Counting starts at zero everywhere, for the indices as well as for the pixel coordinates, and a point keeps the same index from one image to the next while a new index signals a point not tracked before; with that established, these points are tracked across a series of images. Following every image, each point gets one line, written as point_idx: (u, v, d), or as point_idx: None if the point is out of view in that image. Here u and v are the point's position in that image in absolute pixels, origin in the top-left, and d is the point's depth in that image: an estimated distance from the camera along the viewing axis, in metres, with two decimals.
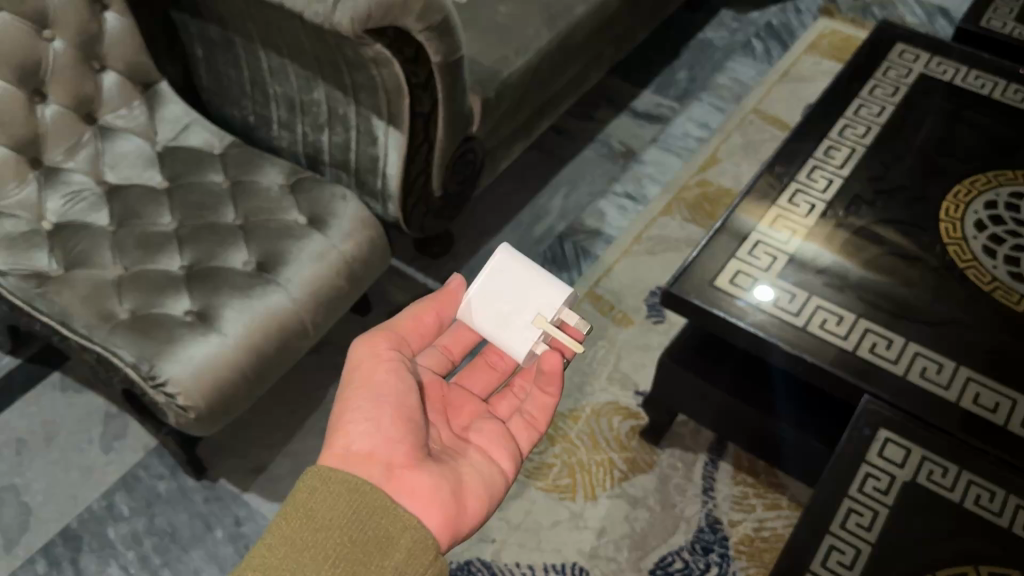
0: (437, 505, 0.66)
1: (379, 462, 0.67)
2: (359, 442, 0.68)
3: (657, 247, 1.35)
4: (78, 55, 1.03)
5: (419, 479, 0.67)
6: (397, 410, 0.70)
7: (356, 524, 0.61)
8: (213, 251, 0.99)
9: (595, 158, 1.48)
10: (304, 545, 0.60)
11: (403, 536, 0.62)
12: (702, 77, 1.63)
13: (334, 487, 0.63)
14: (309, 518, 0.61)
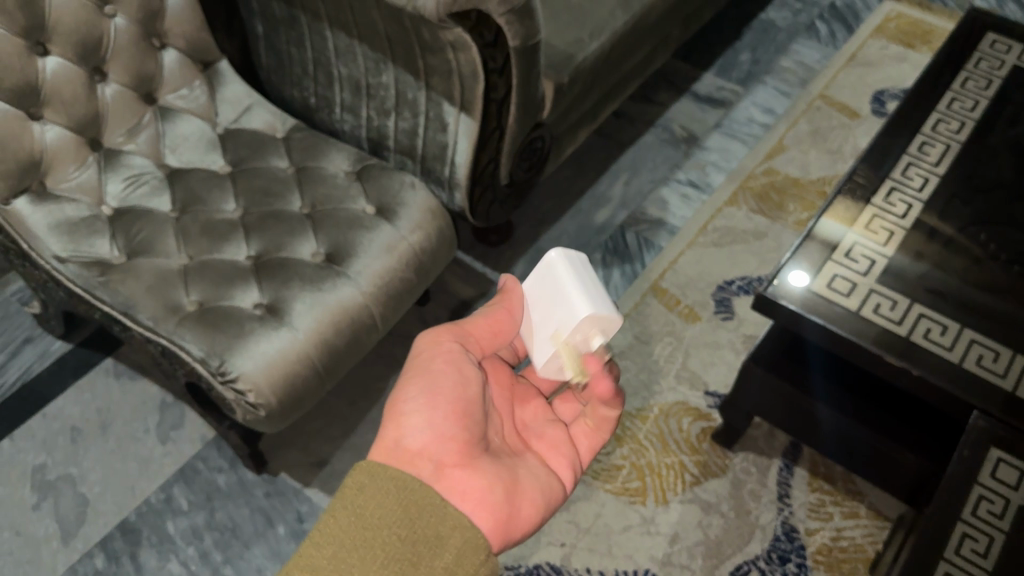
0: (491, 510, 0.65)
1: (431, 460, 0.65)
2: (412, 437, 0.66)
3: (723, 239, 1.30)
4: (139, 32, 0.99)
5: (474, 483, 0.65)
6: (452, 404, 0.68)
7: (406, 520, 0.59)
8: (281, 241, 0.95)
9: (656, 144, 1.43)
10: (352, 543, 0.58)
11: (454, 534, 0.59)
12: (766, 59, 1.56)
13: (381, 482, 0.60)
14: (355, 515, 0.59)
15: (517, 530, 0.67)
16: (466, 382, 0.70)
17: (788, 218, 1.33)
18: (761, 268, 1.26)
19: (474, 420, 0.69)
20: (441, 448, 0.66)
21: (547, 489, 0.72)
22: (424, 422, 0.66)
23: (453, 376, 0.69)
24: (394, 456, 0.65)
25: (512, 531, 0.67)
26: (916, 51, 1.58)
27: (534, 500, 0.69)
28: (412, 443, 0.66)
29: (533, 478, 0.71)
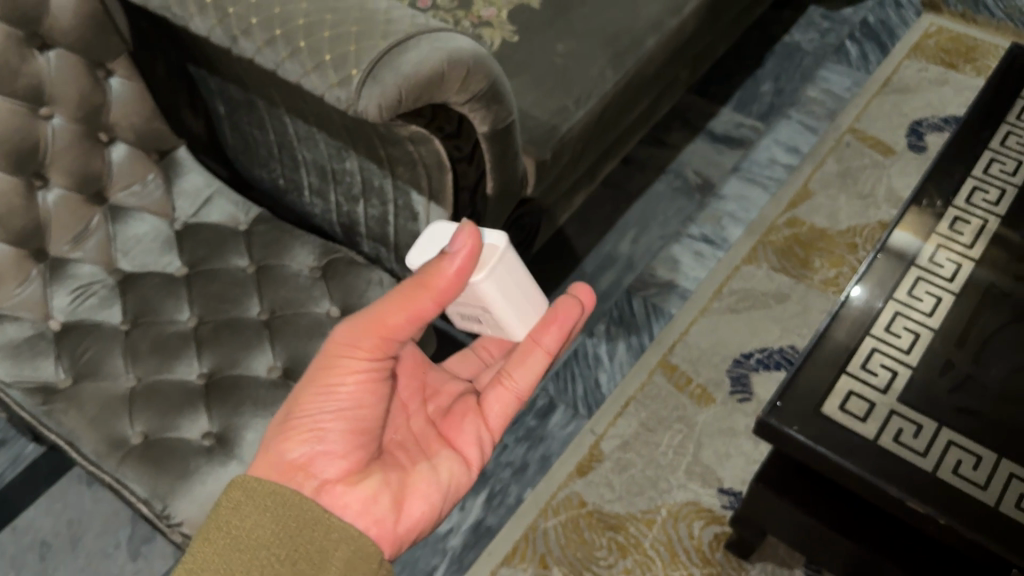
0: (372, 520, 0.68)
1: (314, 476, 0.67)
2: (297, 451, 0.67)
3: (740, 303, 1.17)
4: (81, 131, 0.91)
5: (358, 494, 0.68)
6: (346, 418, 0.67)
7: (286, 540, 0.63)
8: (234, 357, 0.88)
9: (667, 194, 1.31)
10: (224, 566, 0.62)
11: (339, 549, 0.64)
12: (790, 89, 1.43)
13: (260, 500, 0.64)
14: (235, 539, 0.62)
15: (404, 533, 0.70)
16: (370, 398, 0.68)
17: (814, 276, 1.20)
18: (783, 338, 1.14)
19: (371, 434, 0.69)
20: (326, 466, 0.67)
21: (440, 482, 0.75)
22: (312, 435, 0.67)
23: (360, 398, 0.67)
24: (277, 472, 0.66)
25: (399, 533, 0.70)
26: (958, 72, 1.43)
27: (423, 498, 0.72)
28: (298, 457, 0.67)
29: (425, 476, 0.74)
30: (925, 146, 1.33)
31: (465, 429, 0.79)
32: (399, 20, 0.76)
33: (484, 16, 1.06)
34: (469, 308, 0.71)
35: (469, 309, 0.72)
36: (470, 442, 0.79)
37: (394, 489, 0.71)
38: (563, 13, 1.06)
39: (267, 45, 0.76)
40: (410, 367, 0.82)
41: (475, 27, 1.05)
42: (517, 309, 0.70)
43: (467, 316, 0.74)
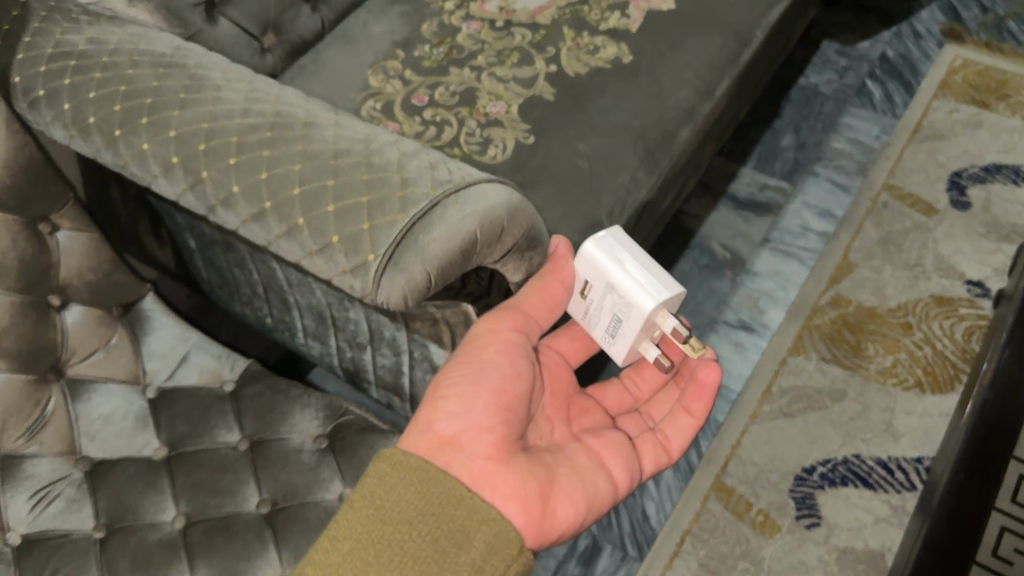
0: (523, 506, 0.60)
1: (463, 449, 0.60)
2: (446, 424, 0.61)
3: (793, 405, 1.05)
4: (29, 300, 0.74)
5: (508, 480, 0.60)
6: (493, 394, 0.62)
7: (428, 518, 0.56)
8: (235, 570, 0.72)
9: (695, 273, 1.18)
10: (365, 539, 0.55)
11: (481, 530, 0.57)
12: (814, 141, 1.31)
13: (402, 475, 0.58)
14: (373, 510, 0.56)
15: (547, 536, 0.61)
16: (515, 377, 0.64)
17: (870, 366, 1.07)
18: (846, 445, 1.01)
19: (518, 416, 0.63)
20: (475, 439, 0.60)
21: (591, 488, 0.65)
22: (460, 407, 0.61)
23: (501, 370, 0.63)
24: (424, 443, 0.61)
25: (544, 528, 0.61)
26: (992, 111, 1.31)
27: (574, 501, 0.63)
28: (446, 430, 0.61)
29: (572, 478, 0.65)
30: (968, 202, 1.22)
31: (614, 446, 0.70)
32: (413, 187, 0.61)
33: (492, 112, 0.92)
34: (604, 305, 0.65)
35: (607, 313, 0.65)
36: (620, 464, 0.69)
37: (541, 481, 0.62)
38: (580, 103, 0.92)
39: (254, 219, 0.61)
40: (556, 382, 0.72)
41: (482, 128, 0.91)
42: (646, 283, 0.62)
43: (614, 328, 0.66)
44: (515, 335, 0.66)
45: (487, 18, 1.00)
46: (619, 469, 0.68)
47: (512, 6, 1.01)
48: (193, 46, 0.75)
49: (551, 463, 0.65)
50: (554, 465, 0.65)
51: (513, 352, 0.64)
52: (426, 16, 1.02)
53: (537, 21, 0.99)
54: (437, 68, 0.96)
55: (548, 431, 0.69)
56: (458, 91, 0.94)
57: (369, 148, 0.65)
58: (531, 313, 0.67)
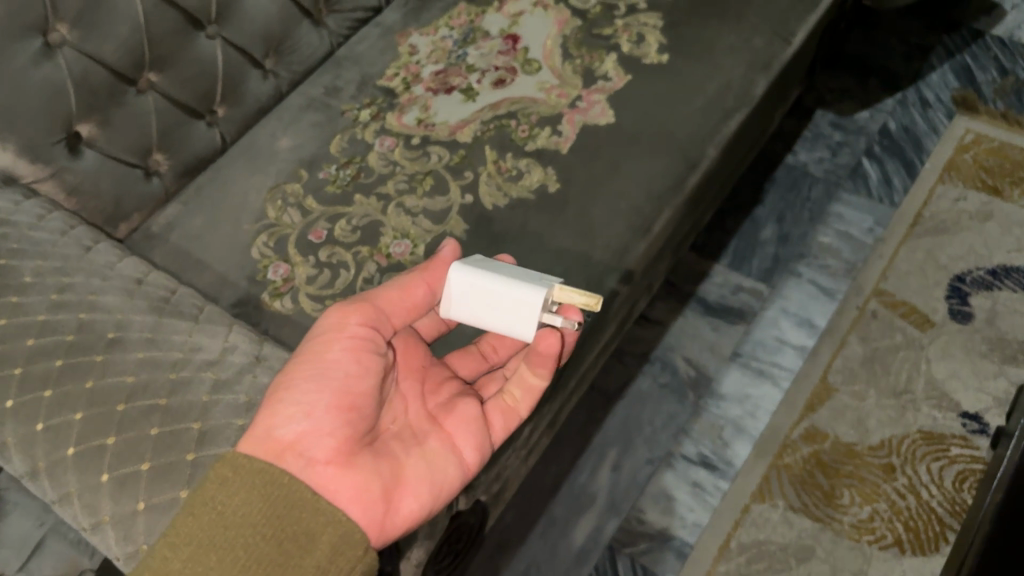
0: (369, 507, 0.52)
1: (304, 455, 0.51)
2: (287, 427, 0.51)
3: (754, 564, 0.92)
4: None
5: (357, 482, 0.52)
6: (339, 394, 0.52)
7: (272, 522, 0.48)
8: None
9: (654, 392, 1.05)
10: (206, 546, 0.47)
11: (326, 532, 0.49)
12: (798, 233, 1.17)
13: (247, 478, 0.49)
14: (213, 511, 0.48)
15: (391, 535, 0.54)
16: (366, 375, 0.54)
17: (844, 518, 0.95)
18: None
19: (369, 411, 0.54)
20: (318, 443, 0.51)
21: (438, 479, 0.57)
22: (302, 409, 0.51)
23: (347, 367, 0.53)
24: (261, 449, 0.50)
25: (387, 527, 0.53)
26: (1004, 200, 1.17)
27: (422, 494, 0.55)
28: (287, 434, 0.51)
29: (422, 468, 0.56)
30: (971, 313, 1.07)
31: (467, 422, 0.60)
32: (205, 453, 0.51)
33: (395, 254, 0.81)
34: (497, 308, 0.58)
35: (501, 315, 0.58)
36: (471, 443, 0.60)
37: (390, 478, 0.54)
38: (495, 243, 0.81)
39: (26, 478, 0.51)
40: (411, 356, 0.62)
41: (381, 273, 0.80)
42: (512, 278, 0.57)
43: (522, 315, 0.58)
44: (367, 335, 0.55)
45: (403, 134, 0.89)
46: (471, 450, 0.60)
47: (431, 117, 0.89)
48: (17, 216, 0.65)
49: (403, 453, 0.56)
50: (404, 455, 0.56)
51: (364, 349, 0.55)
52: (338, 128, 0.91)
53: (457, 137, 0.87)
54: (341, 196, 0.85)
55: (399, 413, 0.59)
56: (360, 225, 0.83)
57: (173, 381, 0.54)
58: (388, 311, 0.57)
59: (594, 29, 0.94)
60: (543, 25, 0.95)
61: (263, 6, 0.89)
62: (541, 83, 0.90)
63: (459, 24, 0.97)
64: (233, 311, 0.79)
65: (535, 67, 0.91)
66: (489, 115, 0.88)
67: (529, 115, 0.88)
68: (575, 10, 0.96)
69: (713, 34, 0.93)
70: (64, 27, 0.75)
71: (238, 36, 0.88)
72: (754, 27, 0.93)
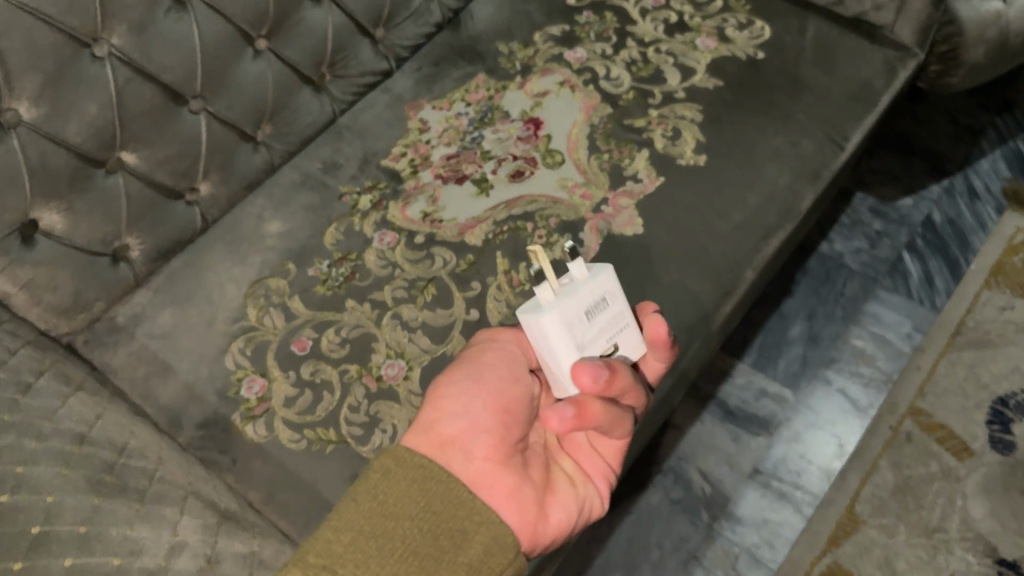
0: (521, 508, 0.50)
1: (462, 451, 0.50)
2: (448, 421, 0.51)
3: None
4: None
5: (508, 484, 0.50)
6: (496, 395, 0.52)
7: (428, 514, 0.47)
8: None
9: (664, 509, 0.96)
10: (366, 532, 0.46)
11: (478, 533, 0.47)
12: (830, 333, 1.07)
13: (407, 472, 0.48)
14: (381, 504, 0.47)
15: (542, 543, 0.51)
16: (520, 380, 0.54)
17: None
18: None
19: (523, 419, 0.53)
20: (476, 440, 0.50)
21: (581, 496, 0.55)
22: (462, 404, 0.51)
23: (500, 369, 0.54)
24: (424, 443, 0.50)
25: (538, 535, 0.51)
26: None
27: (567, 508, 0.53)
28: (447, 428, 0.51)
29: (566, 481, 0.54)
30: (1013, 442, 0.99)
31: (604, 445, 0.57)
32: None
33: (386, 377, 0.70)
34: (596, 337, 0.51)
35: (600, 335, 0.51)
36: (603, 467, 0.57)
37: (537, 482, 0.52)
38: None
39: None
40: None
41: (369, 401, 0.69)
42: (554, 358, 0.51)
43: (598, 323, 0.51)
44: (515, 346, 0.56)
45: (405, 229, 0.79)
46: (605, 477, 0.56)
47: (438, 213, 0.79)
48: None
49: (547, 466, 0.55)
50: (549, 467, 0.54)
51: (518, 358, 0.55)
52: (333, 215, 0.81)
53: (466, 239, 0.77)
54: (331, 299, 0.75)
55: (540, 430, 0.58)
56: (350, 337, 0.73)
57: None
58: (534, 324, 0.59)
59: (625, 120, 0.84)
60: (569, 110, 0.85)
61: (257, 75, 0.79)
62: (563, 181, 0.80)
63: (476, 101, 0.87)
64: (198, 434, 0.70)
65: (557, 161, 0.82)
66: (502, 214, 0.79)
67: (548, 218, 0.78)
68: (606, 94, 0.86)
69: (759, 134, 0.83)
70: (20, 106, 0.64)
71: (228, 109, 0.78)
72: (804, 129, 0.84)
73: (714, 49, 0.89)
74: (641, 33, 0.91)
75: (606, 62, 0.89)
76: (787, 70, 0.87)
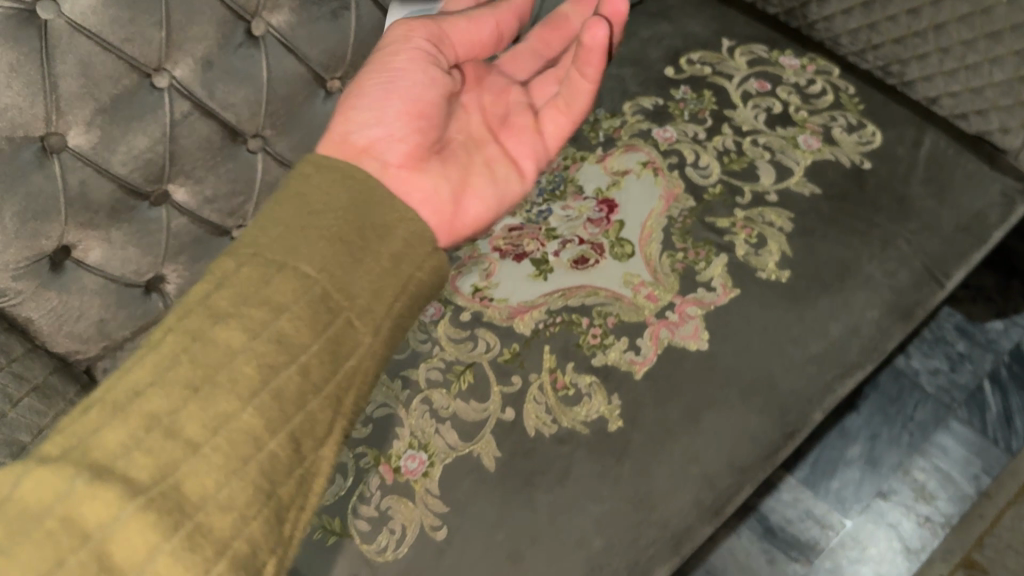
0: (432, 209, 0.52)
1: (377, 159, 0.51)
2: (361, 133, 0.51)
3: None
4: None
5: (424, 185, 0.52)
6: (411, 100, 0.53)
7: (314, 275, 0.42)
8: None
9: None
10: (237, 304, 0.40)
11: (381, 255, 0.45)
12: (891, 459, 0.99)
13: (296, 235, 0.43)
14: (251, 287, 0.40)
15: (459, 234, 0.55)
16: (432, 85, 0.54)
17: None
18: None
19: (434, 127, 0.54)
20: (391, 148, 0.51)
21: (503, 184, 0.58)
22: (374, 115, 0.52)
23: (411, 77, 0.53)
24: (339, 152, 0.51)
25: (456, 227, 0.54)
26: None
27: (483, 202, 0.56)
28: (360, 139, 0.51)
29: (485, 169, 0.57)
30: None
31: (525, 132, 0.60)
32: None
33: (406, 469, 0.65)
34: None
35: None
36: (526, 149, 0.59)
37: (454, 184, 0.54)
38: (529, 487, 0.64)
39: None
40: (480, 54, 0.60)
41: (382, 493, 0.64)
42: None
43: None
44: (428, 43, 0.55)
45: (453, 302, 0.73)
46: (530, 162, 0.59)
47: (490, 289, 0.73)
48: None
49: (466, 150, 0.57)
50: (467, 159, 0.56)
51: (418, 61, 0.54)
52: None
53: (515, 325, 0.71)
54: None
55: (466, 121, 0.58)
56: (374, 416, 0.67)
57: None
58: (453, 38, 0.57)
59: (707, 218, 0.78)
60: (648, 197, 0.79)
61: (325, 117, 0.75)
62: (628, 276, 0.74)
63: (551, 168, 0.81)
64: None
65: (627, 251, 0.75)
66: (558, 304, 0.72)
67: (606, 316, 0.72)
68: (691, 183, 0.80)
69: (851, 256, 0.76)
70: (67, 133, 0.60)
71: (290, 151, 0.74)
72: (902, 258, 0.76)
73: (816, 150, 0.82)
74: (739, 120, 0.84)
75: (696, 146, 0.82)
76: (893, 186, 0.80)
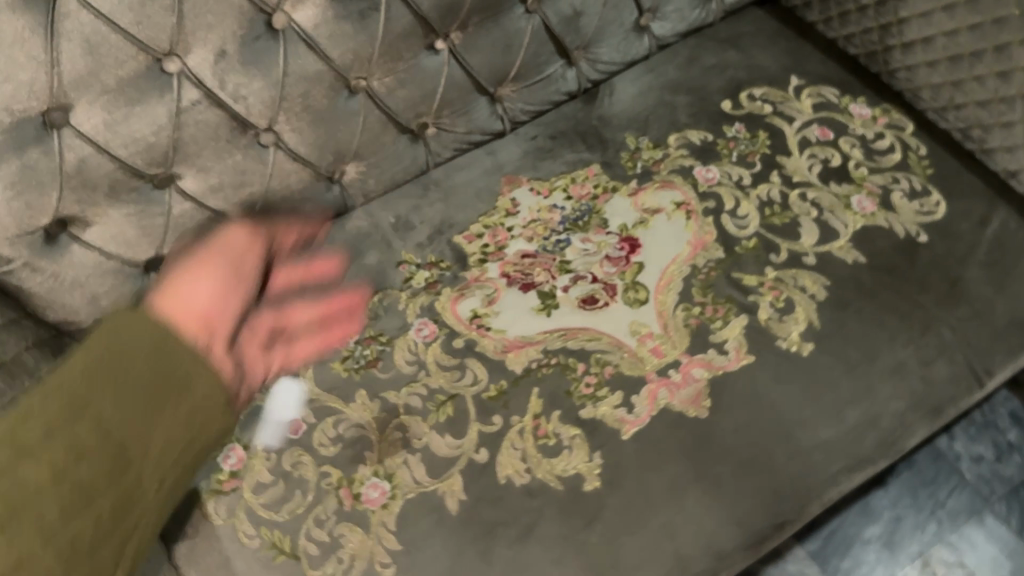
0: (255, 364, 0.56)
1: (215, 327, 0.52)
2: (186, 303, 0.53)
3: None
4: None
5: (245, 349, 0.56)
6: (234, 295, 0.57)
7: (116, 413, 0.40)
8: None
9: None
10: (69, 441, 0.39)
11: (158, 485, 0.42)
12: (912, 546, 0.92)
13: (132, 341, 0.42)
14: (61, 418, 0.39)
15: (284, 372, 0.59)
16: (241, 290, 0.58)
17: None
18: None
19: (244, 281, 0.60)
20: (223, 313, 0.54)
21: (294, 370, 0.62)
22: (194, 294, 0.54)
23: (205, 281, 0.58)
24: (185, 318, 0.51)
25: (268, 367, 0.59)
26: None
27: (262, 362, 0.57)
28: (200, 311, 0.53)
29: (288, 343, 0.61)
30: None
31: (302, 331, 0.64)
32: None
33: (366, 497, 0.64)
34: None
35: None
36: (307, 344, 0.64)
37: (258, 342, 0.58)
38: (488, 537, 0.62)
39: None
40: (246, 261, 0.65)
41: (337, 518, 0.63)
42: None
43: None
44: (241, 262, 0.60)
45: (449, 325, 0.70)
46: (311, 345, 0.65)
47: (489, 317, 0.70)
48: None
49: (257, 342, 0.58)
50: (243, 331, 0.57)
51: (239, 263, 0.59)
52: (384, 283, 0.73)
53: (507, 360, 0.68)
54: (343, 383, 0.69)
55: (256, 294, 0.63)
56: (345, 435, 0.66)
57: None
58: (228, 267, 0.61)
59: (734, 273, 0.72)
60: (675, 240, 0.74)
61: (351, 114, 0.71)
62: (637, 324, 0.69)
63: (578, 196, 0.77)
64: None
65: (640, 297, 0.71)
66: (556, 344, 0.68)
67: (604, 365, 0.67)
68: (725, 233, 0.74)
69: (885, 339, 0.69)
70: (72, 108, 0.59)
71: (305, 146, 0.71)
72: (943, 347, 0.69)
73: (869, 214, 0.75)
74: (791, 169, 0.78)
75: (738, 193, 0.77)
76: (947, 265, 0.72)
